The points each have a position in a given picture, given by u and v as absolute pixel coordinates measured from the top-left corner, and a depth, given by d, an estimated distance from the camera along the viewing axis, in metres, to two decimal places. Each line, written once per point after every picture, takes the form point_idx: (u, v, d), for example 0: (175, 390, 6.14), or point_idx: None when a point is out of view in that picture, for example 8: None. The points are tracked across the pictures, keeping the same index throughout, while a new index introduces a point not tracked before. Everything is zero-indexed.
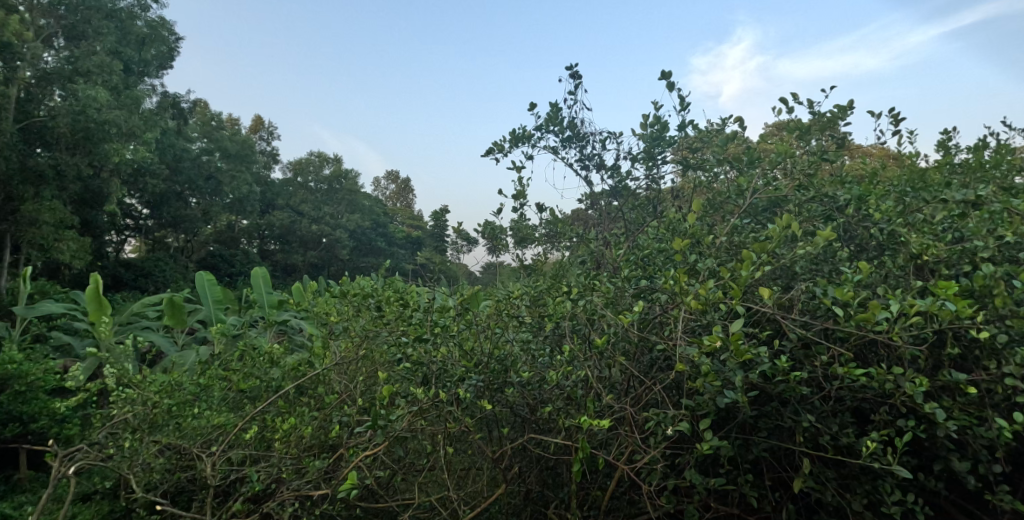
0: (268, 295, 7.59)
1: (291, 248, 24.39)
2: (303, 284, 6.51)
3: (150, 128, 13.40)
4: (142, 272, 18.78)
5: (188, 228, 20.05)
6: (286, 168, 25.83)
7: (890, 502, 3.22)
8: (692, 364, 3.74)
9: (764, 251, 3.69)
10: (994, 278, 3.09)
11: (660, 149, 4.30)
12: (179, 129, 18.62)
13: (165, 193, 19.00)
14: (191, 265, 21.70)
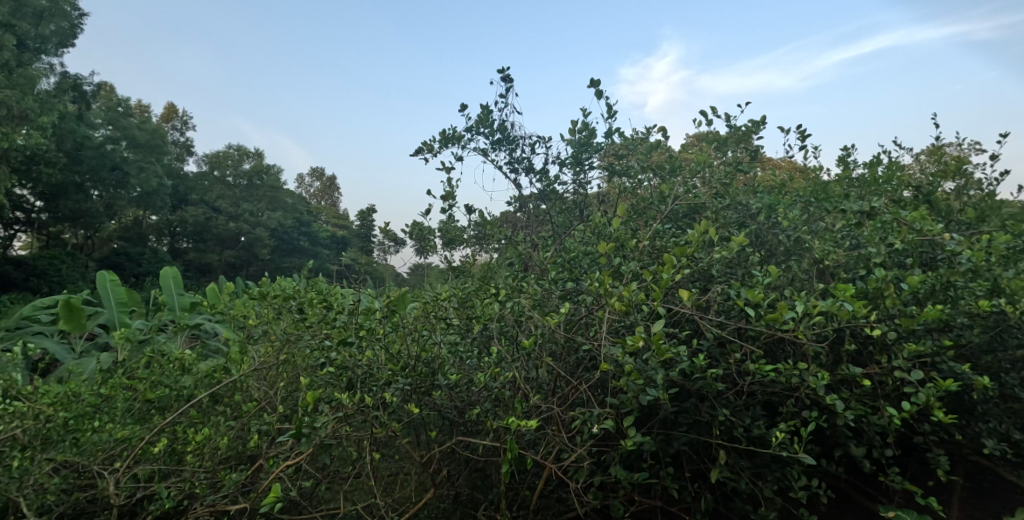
0: (179, 296, 7.06)
1: (206, 247, 22.92)
2: (217, 285, 6.11)
3: (48, 112, 12.23)
4: (35, 272, 16.96)
5: (89, 223, 18.65)
6: (202, 161, 24.36)
7: (797, 487, 3.48)
8: (616, 364, 3.85)
9: (683, 255, 3.86)
10: (885, 281, 3.42)
11: (588, 154, 4.41)
12: (83, 115, 17.03)
13: (64, 183, 17.47)
14: (92, 265, 19.92)
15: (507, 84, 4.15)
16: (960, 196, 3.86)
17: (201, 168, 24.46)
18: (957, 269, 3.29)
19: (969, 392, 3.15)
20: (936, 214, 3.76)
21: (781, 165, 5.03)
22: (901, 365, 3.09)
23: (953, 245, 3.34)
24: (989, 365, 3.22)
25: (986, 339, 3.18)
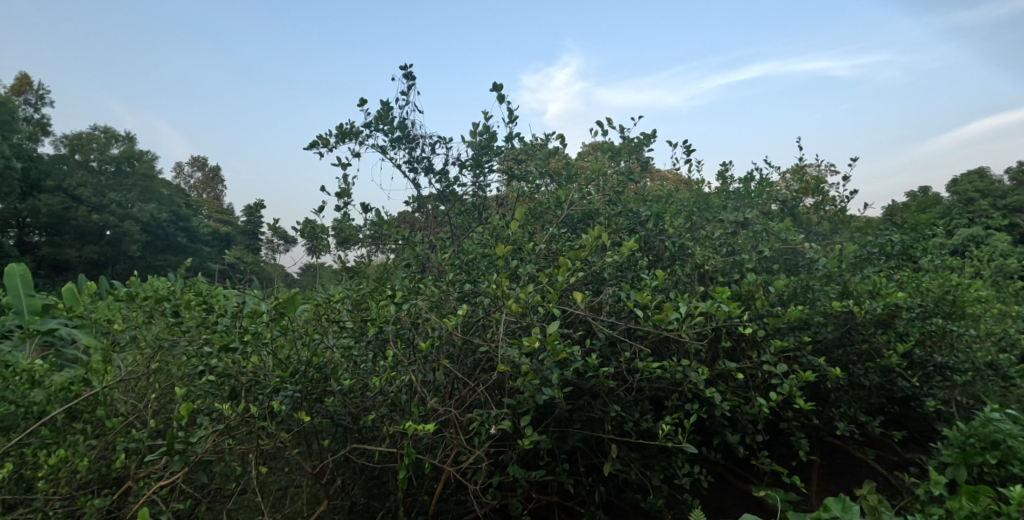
0: (26, 299, 6.09)
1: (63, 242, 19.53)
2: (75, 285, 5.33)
3: None
4: None
5: None
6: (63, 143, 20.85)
7: (681, 474, 3.77)
8: (513, 366, 3.89)
9: (578, 258, 3.99)
10: (755, 284, 3.80)
11: (487, 158, 4.41)
12: None
13: None
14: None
15: (410, 81, 4.02)
16: (817, 210, 4.41)
17: (61, 150, 21.09)
18: (813, 274, 3.79)
19: (824, 381, 3.59)
20: (797, 225, 4.25)
21: (667, 177, 5.42)
22: (769, 359, 3.45)
23: (810, 253, 3.85)
24: (839, 357, 3.70)
25: (837, 335, 3.66)
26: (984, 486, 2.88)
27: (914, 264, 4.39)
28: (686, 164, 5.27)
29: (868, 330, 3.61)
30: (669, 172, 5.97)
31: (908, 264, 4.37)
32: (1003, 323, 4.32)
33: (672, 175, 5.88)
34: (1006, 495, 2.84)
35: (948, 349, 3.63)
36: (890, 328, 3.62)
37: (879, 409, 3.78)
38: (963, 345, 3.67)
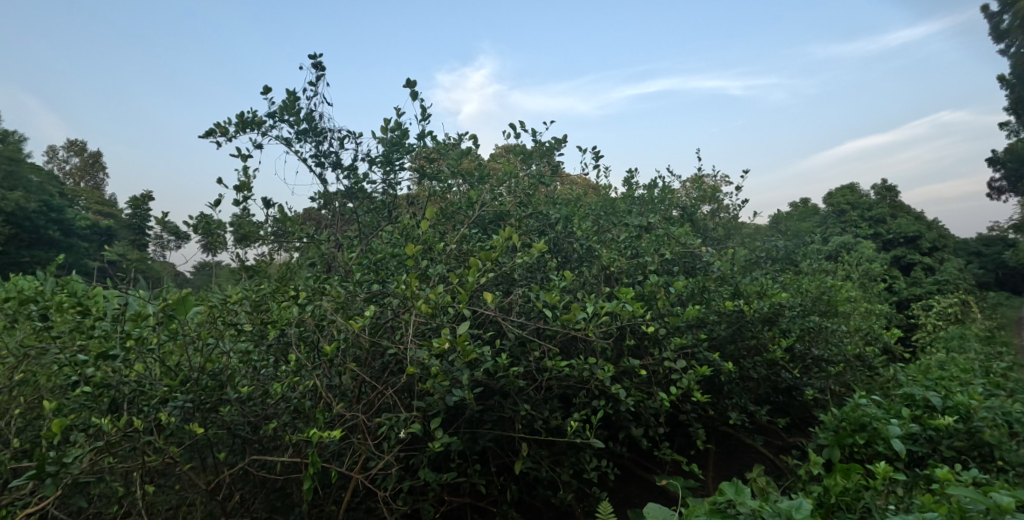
0: None
1: None
2: None
3: None
4: None
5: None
6: None
7: (589, 469, 3.91)
8: (422, 367, 3.78)
9: (489, 259, 3.97)
10: (656, 285, 4.02)
11: (399, 155, 4.20)
12: None
13: None
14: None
15: (319, 71, 3.73)
16: (713, 217, 4.81)
17: None
18: (709, 276, 4.07)
19: (718, 375, 3.89)
20: (694, 230, 4.57)
21: (575, 181, 5.61)
22: (670, 356, 3.66)
23: (707, 257, 4.21)
24: (732, 352, 4.03)
25: (730, 332, 3.98)
26: (856, 463, 3.34)
27: (794, 268, 4.87)
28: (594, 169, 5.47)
29: (757, 327, 3.99)
30: (579, 177, 6.18)
31: (789, 267, 4.85)
32: (867, 320, 4.94)
33: (581, 180, 6.10)
34: (873, 470, 3.31)
35: (823, 343, 4.16)
36: (775, 325, 4.05)
37: (765, 399, 4.16)
38: (836, 340, 4.22)
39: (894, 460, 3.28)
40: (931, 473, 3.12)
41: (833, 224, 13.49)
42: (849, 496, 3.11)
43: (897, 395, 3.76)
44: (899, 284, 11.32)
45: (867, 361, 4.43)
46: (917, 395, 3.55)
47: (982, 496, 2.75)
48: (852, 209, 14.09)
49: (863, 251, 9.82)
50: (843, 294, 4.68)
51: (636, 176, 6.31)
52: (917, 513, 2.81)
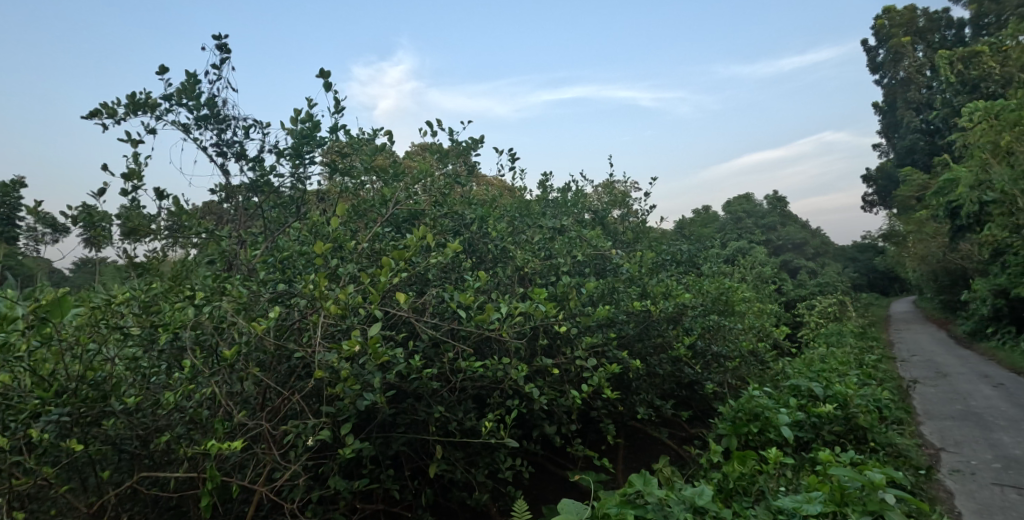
0: None
1: None
2: None
3: None
4: None
5: None
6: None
7: (504, 468, 3.93)
8: (330, 371, 3.54)
9: (402, 259, 3.82)
10: (568, 286, 4.13)
11: (309, 148, 3.89)
12: None
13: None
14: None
15: (224, 54, 3.42)
16: (623, 223, 5.04)
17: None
18: (619, 277, 4.28)
19: (627, 373, 4.09)
20: (605, 233, 4.76)
21: (489, 183, 5.64)
22: (581, 354, 3.77)
23: (616, 259, 4.43)
24: (639, 349, 4.23)
25: (636, 331, 4.18)
26: (751, 450, 3.65)
27: (695, 270, 5.23)
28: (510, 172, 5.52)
29: (662, 326, 4.24)
30: (495, 179, 6.22)
31: (691, 270, 5.21)
32: (759, 319, 5.42)
33: (497, 182, 6.16)
34: (765, 456, 3.63)
35: (721, 340, 4.50)
36: (679, 324, 4.32)
37: (670, 393, 4.42)
38: (732, 337, 4.58)
39: (783, 446, 3.63)
40: (814, 455, 3.49)
41: (726, 231, 14.63)
42: (745, 480, 3.40)
43: (785, 386, 4.17)
44: (789, 285, 12.20)
45: (759, 356, 4.86)
46: (803, 386, 3.95)
47: (857, 474, 3.12)
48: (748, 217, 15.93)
49: (754, 257, 10.76)
50: (738, 295, 5.10)
51: (551, 180, 6.46)
52: (805, 492, 3.12)
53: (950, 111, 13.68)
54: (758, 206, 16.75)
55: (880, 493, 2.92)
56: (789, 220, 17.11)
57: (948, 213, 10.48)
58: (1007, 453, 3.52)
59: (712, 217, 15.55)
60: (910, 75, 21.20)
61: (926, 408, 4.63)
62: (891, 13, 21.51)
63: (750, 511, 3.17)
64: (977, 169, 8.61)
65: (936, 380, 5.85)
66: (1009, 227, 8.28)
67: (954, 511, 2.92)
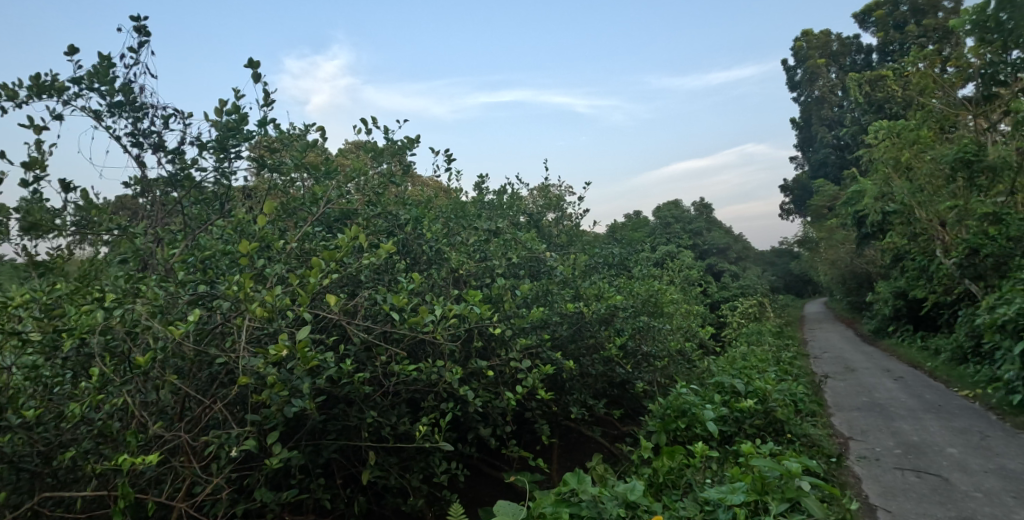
0: None
1: None
2: None
3: None
4: None
5: None
6: None
7: (439, 472, 3.86)
8: (255, 378, 3.33)
9: (332, 259, 3.63)
10: (503, 288, 4.13)
11: (235, 141, 3.58)
12: None
13: None
14: None
15: (143, 37, 3.18)
16: (557, 226, 5.17)
17: None
18: (553, 279, 4.38)
19: (560, 374, 4.15)
20: (539, 236, 4.82)
21: (426, 183, 5.54)
22: (516, 356, 3.78)
23: (550, 261, 4.50)
24: (573, 350, 4.32)
25: (570, 332, 4.27)
26: (678, 445, 3.80)
27: (626, 273, 5.47)
28: (446, 172, 5.45)
29: (595, 327, 4.36)
30: (431, 180, 6.14)
31: (621, 272, 5.47)
32: (685, 320, 5.68)
33: (432, 183, 6.10)
34: (692, 450, 3.80)
35: (651, 340, 4.68)
36: (610, 325, 4.44)
37: (603, 393, 4.53)
38: (661, 337, 4.78)
39: (709, 440, 3.82)
40: (737, 448, 3.70)
41: (656, 234, 15.27)
42: (674, 474, 3.55)
43: (711, 383, 4.41)
44: (713, 288, 12.84)
45: (686, 354, 5.10)
46: (726, 383, 4.19)
47: (777, 464, 3.32)
48: (677, 222, 16.68)
49: (683, 259, 11.31)
50: (666, 297, 5.32)
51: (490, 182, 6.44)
52: (729, 483, 3.30)
53: (856, 129, 14.95)
54: (686, 212, 17.39)
55: (797, 481, 3.13)
56: (714, 226, 17.98)
57: (855, 221, 11.65)
58: (905, 439, 3.88)
59: (641, 222, 16.12)
60: (824, 94, 23.17)
61: (836, 400, 5.03)
62: (808, 35, 23.23)
63: (679, 504, 3.30)
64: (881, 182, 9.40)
65: (844, 375, 6.36)
66: (905, 236, 9.00)
67: (861, 494, 3.19)
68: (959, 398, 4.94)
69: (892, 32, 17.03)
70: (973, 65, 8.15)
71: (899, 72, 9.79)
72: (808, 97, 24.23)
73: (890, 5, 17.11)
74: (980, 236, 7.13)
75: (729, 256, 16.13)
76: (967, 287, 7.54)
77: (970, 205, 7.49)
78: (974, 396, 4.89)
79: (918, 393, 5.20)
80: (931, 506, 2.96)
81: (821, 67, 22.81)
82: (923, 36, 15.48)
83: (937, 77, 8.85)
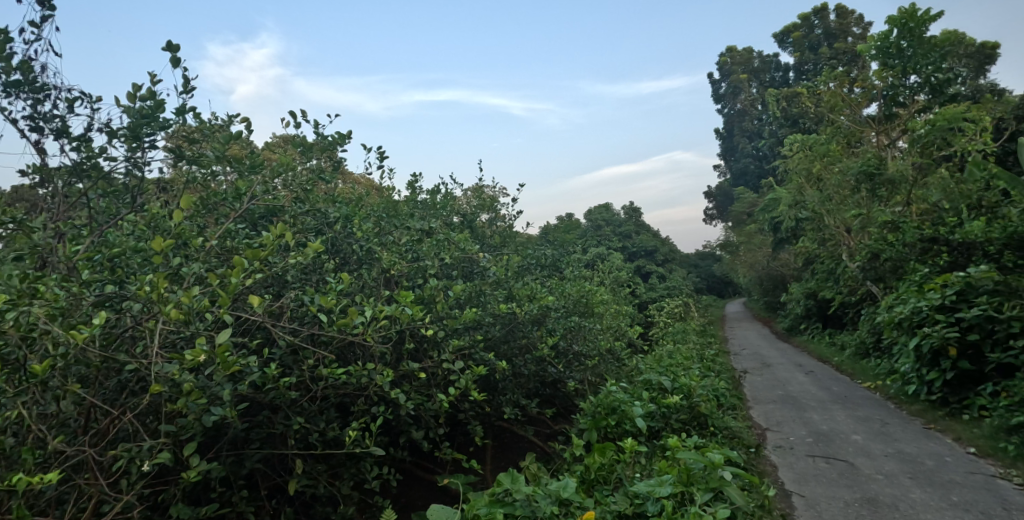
0: None
1: None
2: None
3: None
4: None
5: None
6: None
7: (371, 478, 3.71)
8: (169, 386, 3.05)
9: (256, 257, 3.33)
10: (435, 289, 4.04)
11: (150, 130, 3.25)
12: None
13: None
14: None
15: (46, 11, 2.87)
16: (491, 226, 5.21)
17: None
18: (486, 280, 4.39)
19: (493, 375, 4.15)
20: (472, 237, 4.80)
21: (359, 181, 5.39)
22: (448, 357, 3.73)
23: (484, 262, 4.49)
24: (505, 351, 4.33)
25: (503, 332, 4.28)
26: (610, 441, 3.92)
27: (557, 274, 5.60)
28: (380, 170, 5.31)
29: (527, 327, 4.40)
30: (365, 177, 5.97)
31: (553, 274, 5.59)
32: (615, 319, 5.88)
33: (365, 180, 5.95)
34: (622, 446, 3.91)
35: (581, 340, 4.81)
36: (542, 325, 4.52)
37: (535, 392, 4.59)
38: (591, 337, 4.92)
39: (638, 435, 3.96)
40: (664, 442, 3.86)
41: (587, 236, 15.73)
42: (605, 470, 3.63)
43: (639, 381, 4.57)
44: (641, 289, 13.31)
45: (616, 353, 5.29)
46: (653, 380, 4.38)
47: (702, 456, 3.47)
48: (608, 225, 17.53)
49: (612, 261, 11.70)
50: (597, 298, 5.51)
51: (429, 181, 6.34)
52: (658, 477, 3.42)
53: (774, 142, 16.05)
54: (615, 215, 17.94)
55: (720, 472, 3.30)
56: (643, 229, 18.70)
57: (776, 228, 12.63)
58: (816, 429, 4.20)
59: (573, 223, 16.52)
60: (746, 106, 24.81)
61: (755, 394, 5.37)
62: (733, 51, 24.65)
63: (611, 499, 3.39)
64: (795, 192, 10.12)
65: (761, 370, 6.81)
66: (817, 240, 10.18)
67: (777, 481, 3.43)
68: (862, 389, 5.43)
69: (809, 53, 18.49)
70: (877, 87, 8.85)
71: (809, 88, 10.35)
72: (730, 109, 25.71)
73: (804, 28, 18.57)
74: (880, 244, 7.23)
75: (656, 258, 16.91)
76: (868, 288, 8.20)
77: (871, 214, 8.18)
78: (874, 388, 5.37)
79: (827, 386, 5.65)
80: (840, 489, 3.23)
81: (744, 82, 24.43)
82: (835, 59, 16.99)
83: (845, 96, 9.23)
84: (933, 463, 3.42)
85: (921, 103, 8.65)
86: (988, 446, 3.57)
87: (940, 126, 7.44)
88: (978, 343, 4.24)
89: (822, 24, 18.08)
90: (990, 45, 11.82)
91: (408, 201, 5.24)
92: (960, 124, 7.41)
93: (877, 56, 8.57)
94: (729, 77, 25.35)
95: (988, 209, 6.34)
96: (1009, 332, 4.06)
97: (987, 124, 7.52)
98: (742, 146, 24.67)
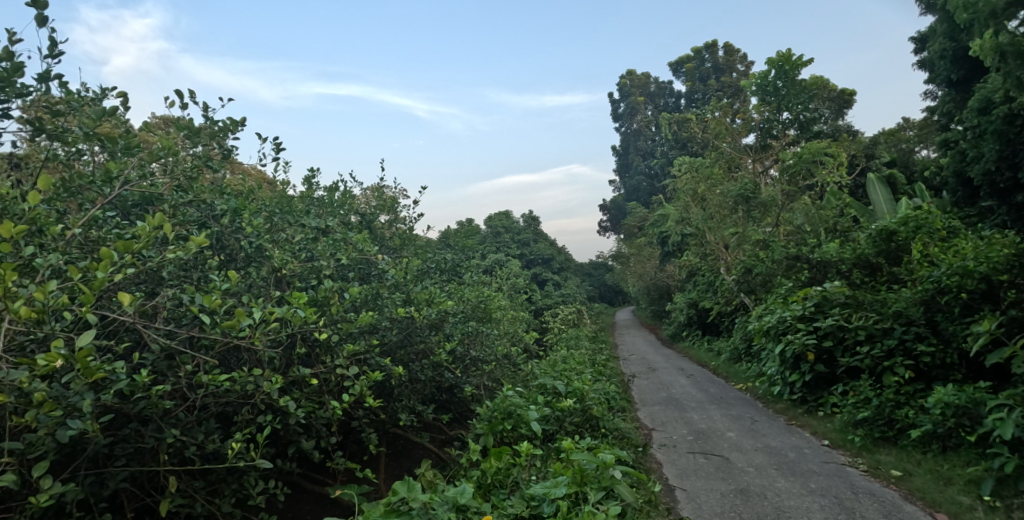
0: None
1: None
2: None
3: None
4: None
5: None
6: None
7: (255, 493, 3.42)
8: (14, 396, 2.58)
9: (128, 250, 2.86)
10: (331, 290, 3.83)
11: (3, 96, 2.78)
12: None
13: None
14: None
15: None
16: (389, 227, 5.09)
17: None
18: (383, 283, 4.27)
19: (389, 380, 4.02)
20: (370, 237, 4.66)
21: (251, 173, 5.04)
22: (343, 362, 3.54)
23: (382, 264, 4.36)
24: (402, 356, 4.23)
25: (399, 337, 4.17)
26: (505, 446, 3.95)
27: (456, 279, 5.62)
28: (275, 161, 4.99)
29: (424, 332, 4.33)
30: (258, 169, 5.59)
31: (453, 278, 5.60)
32: (512, 325, 6.01)
33: (257, 171, 5.57)
34: (518, 449, 3.98)
35: (477, 345, 4.85)
36: (440, 330, 4.49)
37: (431, 398, 4.54)
38: (488, 342, 5.01)
39: (534, 439, 4.04)
40: (558, 444, 3.98)
41: (485, 241, 15.98)
42: (502, 474, 3.65)
43: (535, 385, 4.75)
44: (536, 295, 13.69)
45: (511, 358, 5.42)
46: (548, 385, 4.54)
47: (593, 457, 3.56)
48: (506, 231, 17.39)
49: (509, 269, 11.98)
50: (494, 304, 5.63)
51: (331, 177, 6.08)
52: (552, 478, 3.49)
53: None
54: (516, 223, 18.21)
55: (613, 471, 3.46)
56: (539, 237, 19.21)
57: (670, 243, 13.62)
58: (694, 428, 4.57)
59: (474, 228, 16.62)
60: (639, 127, 26.42)
61: (642, 396, 5.77)
62: (631, 74, 26.31)
63: (507, 502, 3.42)
64: (681, 209, 11.10)
65: (647, 374, 7.33)
66: (700, 255, 11.35)
67: (662, 477, 3.70)
68: (733, 391, 6.01)
69: (699, 84, 20.19)
70: (755, 119, 9.78)
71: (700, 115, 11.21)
72: (625, 128, 27.38)
73: (694, 60, 20.45)
74: (753, 259, 8.13)
75: (551, 266, 17.49)
76: (741, 299, 9.09)
77: (745, 233, 9.10)
78: (743, 390, 5.95)
79: (703, 388, 6.19)
80: (717, 482, 3.54)
81: (640, 105, 26.14)
82: (722, 90, 18.72)
83: (728, 125, 10.16)
84: (793, 455, 3.87)
85: (792, 137, 9.70)
86: (838, 439, 4.13)
87: (806, 158, 8.46)
88: (831, 349, 4.88)
89: (712, 59, 19.96)
90: (848, 92, 13.64)
91: (306, 197, 4.97)
92: (821, 157, 8.49)
93: (757, 92, 9.47)
94: (625, 99, 26.96)
95: (842, 233, 7.60)
96: (856, 339, 4.71)
97: (842, 159, 9.06)
98: (635, 163, 26.42)
